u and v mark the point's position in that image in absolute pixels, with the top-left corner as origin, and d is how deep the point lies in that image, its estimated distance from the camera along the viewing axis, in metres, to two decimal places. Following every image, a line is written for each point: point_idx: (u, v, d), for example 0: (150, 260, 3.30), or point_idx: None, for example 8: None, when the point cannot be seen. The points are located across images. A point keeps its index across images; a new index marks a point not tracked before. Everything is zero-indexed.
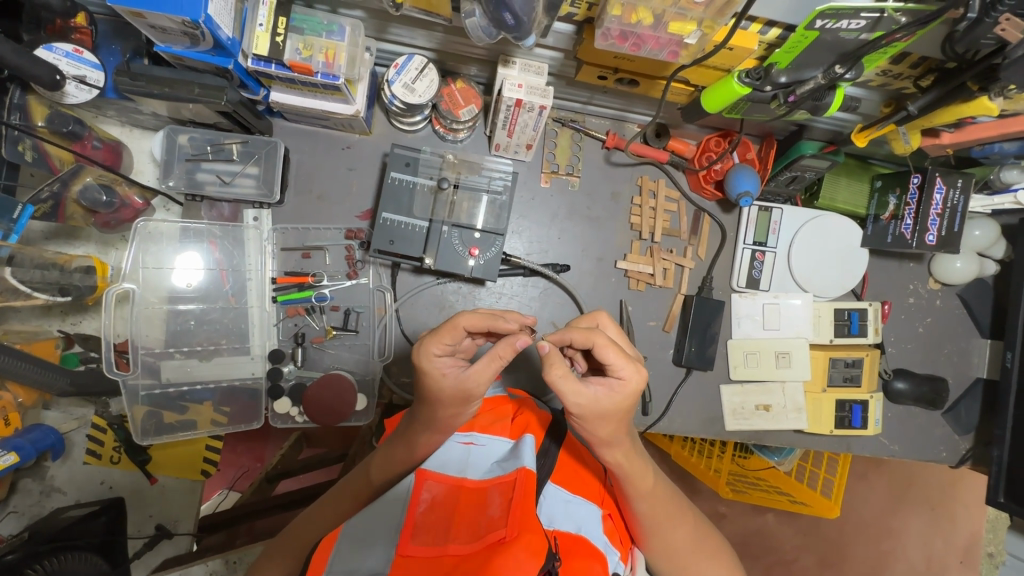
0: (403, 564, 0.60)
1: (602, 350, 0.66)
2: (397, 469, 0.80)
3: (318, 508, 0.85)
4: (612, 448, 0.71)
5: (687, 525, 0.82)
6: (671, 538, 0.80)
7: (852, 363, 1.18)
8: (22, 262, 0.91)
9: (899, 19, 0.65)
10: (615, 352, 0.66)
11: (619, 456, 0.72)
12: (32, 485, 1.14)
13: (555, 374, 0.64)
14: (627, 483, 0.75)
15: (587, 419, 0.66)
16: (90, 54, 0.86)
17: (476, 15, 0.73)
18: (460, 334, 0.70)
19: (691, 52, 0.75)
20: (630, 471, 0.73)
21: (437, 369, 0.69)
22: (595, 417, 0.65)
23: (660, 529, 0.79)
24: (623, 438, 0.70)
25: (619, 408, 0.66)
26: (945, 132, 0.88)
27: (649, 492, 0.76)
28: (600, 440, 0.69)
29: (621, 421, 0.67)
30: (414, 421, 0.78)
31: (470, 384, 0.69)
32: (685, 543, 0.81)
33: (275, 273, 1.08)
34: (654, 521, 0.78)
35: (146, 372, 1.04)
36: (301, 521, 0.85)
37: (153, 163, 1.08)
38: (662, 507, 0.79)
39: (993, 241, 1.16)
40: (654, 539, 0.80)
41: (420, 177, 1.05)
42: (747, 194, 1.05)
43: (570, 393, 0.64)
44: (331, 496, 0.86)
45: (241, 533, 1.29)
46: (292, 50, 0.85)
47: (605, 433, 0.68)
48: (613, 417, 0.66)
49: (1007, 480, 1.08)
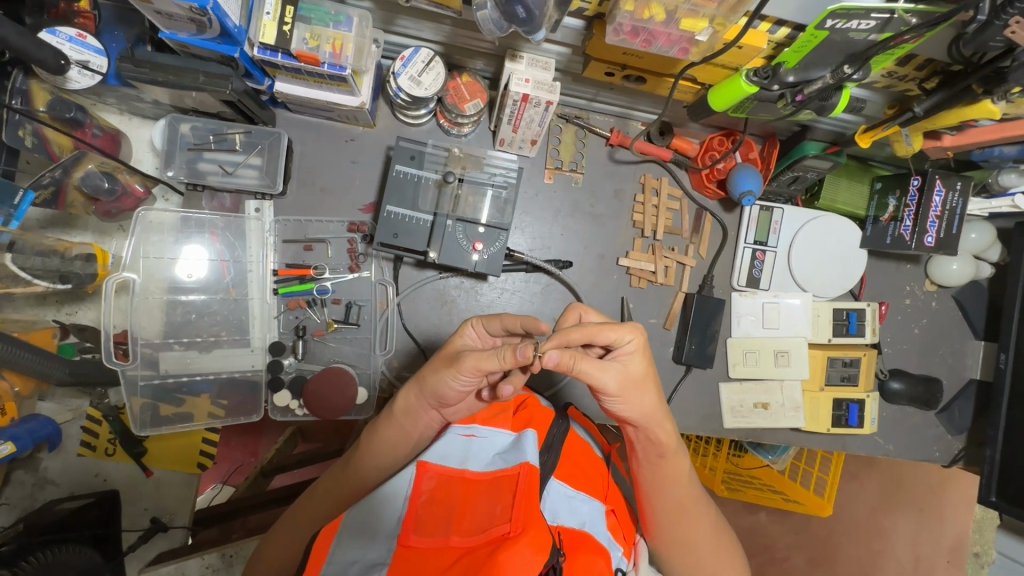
0: (404, 556, 0.61)
1: (601, 334, 0.67)
2: (392, 452, 0.82)
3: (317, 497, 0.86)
4: (658, 425, 0.73)
5: (706, 520, 0.82)
6: (691, 529, 0.80)
7: (849, 363, 1.19)
8: (22, 248, 0.90)
9: (909, 20, 0.65)
10: (613, 329, 0.67)
11: (666, 432, 0.74)
12: (25, 477, 1.13)
13: (584, 367, 0.66)
14: (665, 462, 0.77)
15: (625, 393, 0.69)
16: (94, 39, 0.85)
17: (488, 7, 0.73)
18: (498, 326, 0.75)
19: (701, 49, 0.76)
20: (669, 449, 0.75)
21: (457, 342, 0.77)
22: (626, 390, 0.68)
23: (681, 519, 0.80)
24: (664, 413, 0.73)
25: (646, 371, 0.70)
26: (947, 134, 0.88)
27: (682, 476, 0.78)
28: (641, 415, 0.71)
29: (652, 384, 0.71)
30: (414, 404, 0.81)
31: (465, 360, 0.70)
32: (705, 536, 0.82)
33: (276, 266, 1.07)
34: (677, 507, 0.79)
35: (144, 363, 1.03)
36: (297, 513, 0.85)
37: (152, 153, 1.07)
38: (689, 498, 0.80)
39: (989, 244, 1.18)
40: (677, 529, 0.80)
41: (426, 170, 1.05)
42: (750, 194, 1.05)
43: (597, 374, 0.66)
44: (322, 487, 0.86)
45: (236, 528, 1.22)
46: (299, 40, 0.84)
47: (645, 406, 0.71)
48: (645, 381, 0.70)
49: (999, 480, 1.10)
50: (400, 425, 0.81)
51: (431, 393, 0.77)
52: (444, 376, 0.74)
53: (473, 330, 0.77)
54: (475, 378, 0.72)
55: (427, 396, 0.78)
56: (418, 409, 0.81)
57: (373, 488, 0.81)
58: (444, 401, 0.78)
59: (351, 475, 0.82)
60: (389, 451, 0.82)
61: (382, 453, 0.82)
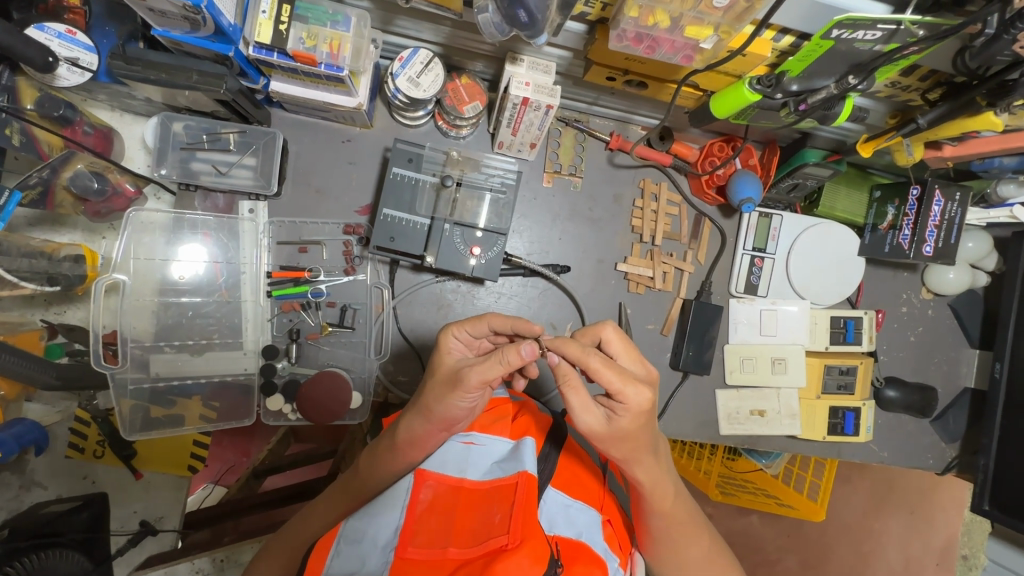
0: (402, 567, 0.60)
1: (597, 374, 0.62)
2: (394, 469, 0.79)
3: (322, 504, 0.85)
4: (638, 463, 0.69)
5: (700, 541, 0.81)
6: (684, 551, 0.79)
7: (846, 371, 1.19)
8: (8, 250, 0.87)
9: (915, 32, 0.64)
10: (615, 375, 0.61)
11: (648, 471, 0.70)
12: (11, 479, 1.10)
13: (571, 398, 0.64)
14: (649, 501, 0.74)
15: (602, 439, 0.66)
16: (84, 36, 0.82)
17: (489, 10, 0.71)
18: (483, 328, 0.75)
19: (705, 56, 0.75)
20: (654, 490, 0.72)
21: (447, 349, 0.75)
22: (612, 438, 0.65)
23: (672, 543, 0.79)
24: (645, 456, 0.68)
25: (635, 427, 0.64)
26: (947, 145, 0.89)
27: (669, 512, 0.75)
28: (621, 459, 0.69)
29: (637, 437, 0.65)
30: (416, 432, 0.75)
31: (468, 377, 0.67)
32: (698, 557, 0.81)
33: (269, 268, 1.06)
34: (665, 535, 0.78)
35: (135, 366, 1.01)
36: (305, 517, 0.85)
37: (144, 151, 1.05)
38: (680, 526, 0.77)
39: (985, 253, 1.18)
40: (668, 548, 0.79)
41: (424, 173, 1.03)
42: (750, 201, 1.05)
43: (580, 413, 0.64)
44: (330, 497, 0.85)
45: (228, 531, 1.20)
46: (296, 40, 0.82)
47: (625, 454, 0.67)
48: (631, 437, 0.65)
49: (992, 489, 1.10)
50: (404, 453, 0.77)
51: (437, 417, 0.73)
52: (450, 399, 0.71)
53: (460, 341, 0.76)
54: (479, 392, 0.70)
55: (432, 422, 0.73)
56: (422, 436, 0.76)
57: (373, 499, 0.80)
58: (452, 422, 0.74)
59: (355, 484, 0.82)
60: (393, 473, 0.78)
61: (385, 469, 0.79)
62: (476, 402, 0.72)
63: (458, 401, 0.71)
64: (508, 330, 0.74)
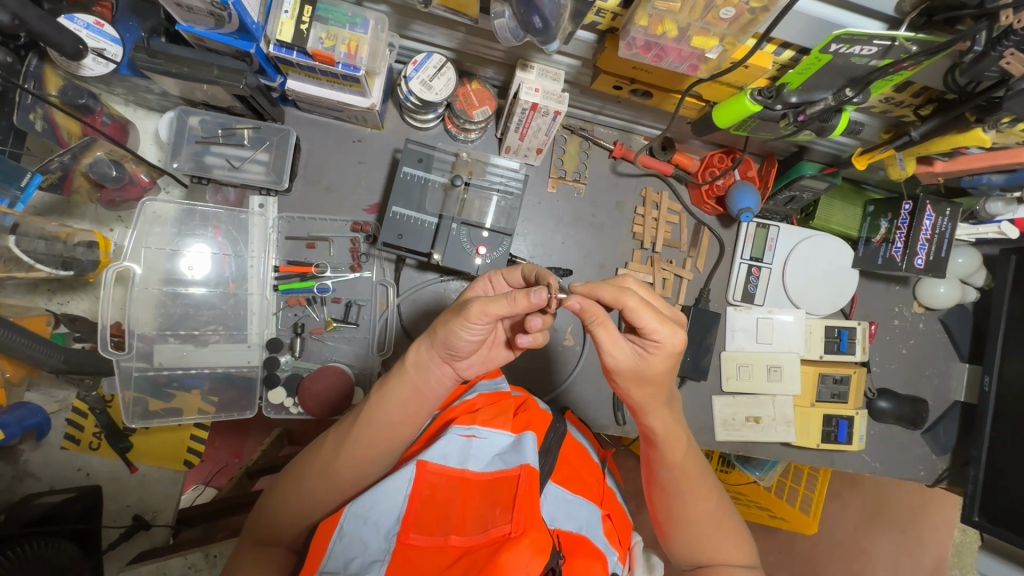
0: (405, 554, 0.62)
1: (634, 314, 0.64)
2: (402, 412, 0.75)
3: (320, 448, 0.79)
4: (653, 412, 0.73)
5: (709, 498, 0.81)
6: (691, 506, 0.80)
7: (839, 380, 1.22)
8: (26, 232, 0.87)
9: (909, 48, 0.67)
10: (650, 315, 0.64)
11: (661, 420, 0.74)
12: (3, 468, 1.08)
13: (599, 333, 0.66)
14: (660, 448, 0.77)
15: (624, 378, 0.69)
16: (112, 28, 0.86)
17: (505, 16, 0.75)
18: (517, 278, 0.75)
19: (709, 66, 0.78)
20: (665, 436, 0.76)
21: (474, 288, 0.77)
22: (632, 374, 0.68)
23: (681, 498, 0.80)
24: (660, 403, 0.72)
25: (666, 368, 0.68)
26: (938, 160, 0.92)
27: (678, 460, 0.78)
28: (645, 401, 0.72)
29: (664, 378, 0.69)
30: (421, 358, 0.75)
31: (471, 305, 0.65)
32: (708, 516, 0.80)
33: (277, 263, 1.07)
34: (673, 487, 0.79)
35: (139, 356, 1.02)
36: (299, 467, 0.78)
37: (157, 145, 1.08)
38: (688, 478, 0.79)
39: (975, 269, 1.22)
40: (674, 507, 0.80)
41: (434, 174, 1.06)
42: (748, 211, 1.08)
43: (608, 348, 0.66)
44: (330, 439, 0.79)
45: (220, 528, 1.17)
46: (315, 39, 0.85)
47: (649, 396, 0.71)
48: (655, 378, 0.68)
49: (982, 500, 1.12)
50: (410, 386, 0.75)
51: (440, 344, 0.71)
52: (452, 327, 0.68)
53: (486, 282, 0.77)
54: (484, 325, 0.67)
55: (436, 346, 0.72)
56: (429, 363, 0.75)
57: (379, 450, 0.76)
58: (455, 353, 0.72)
59: (354, 440, 0.75)
60: (395, 412, 0.75)
61: (385, 427, 0.75)
62: (482, 336, 0.70)
63: (461, 333, 0.68)
64: (532, 278, 0.73)
